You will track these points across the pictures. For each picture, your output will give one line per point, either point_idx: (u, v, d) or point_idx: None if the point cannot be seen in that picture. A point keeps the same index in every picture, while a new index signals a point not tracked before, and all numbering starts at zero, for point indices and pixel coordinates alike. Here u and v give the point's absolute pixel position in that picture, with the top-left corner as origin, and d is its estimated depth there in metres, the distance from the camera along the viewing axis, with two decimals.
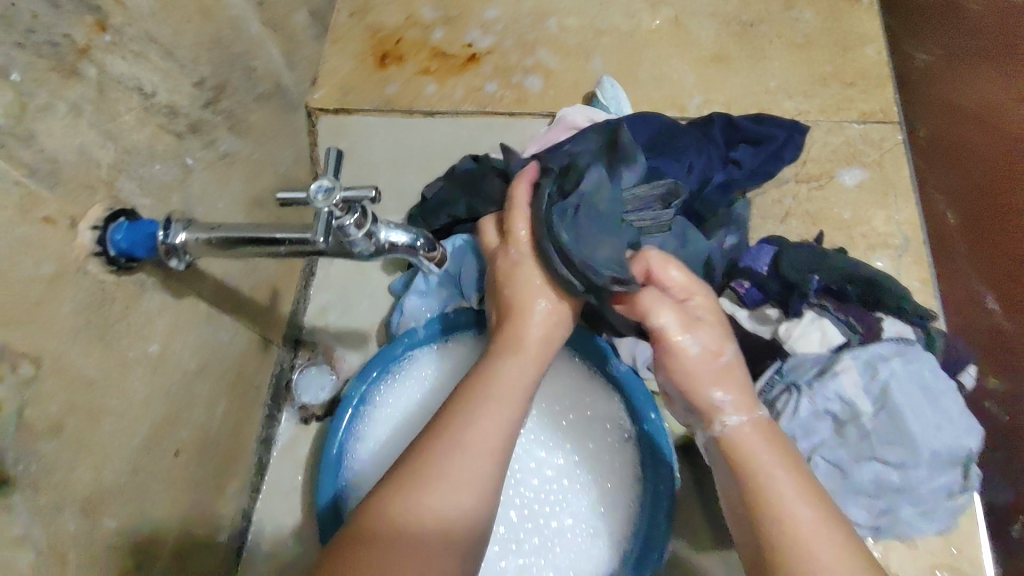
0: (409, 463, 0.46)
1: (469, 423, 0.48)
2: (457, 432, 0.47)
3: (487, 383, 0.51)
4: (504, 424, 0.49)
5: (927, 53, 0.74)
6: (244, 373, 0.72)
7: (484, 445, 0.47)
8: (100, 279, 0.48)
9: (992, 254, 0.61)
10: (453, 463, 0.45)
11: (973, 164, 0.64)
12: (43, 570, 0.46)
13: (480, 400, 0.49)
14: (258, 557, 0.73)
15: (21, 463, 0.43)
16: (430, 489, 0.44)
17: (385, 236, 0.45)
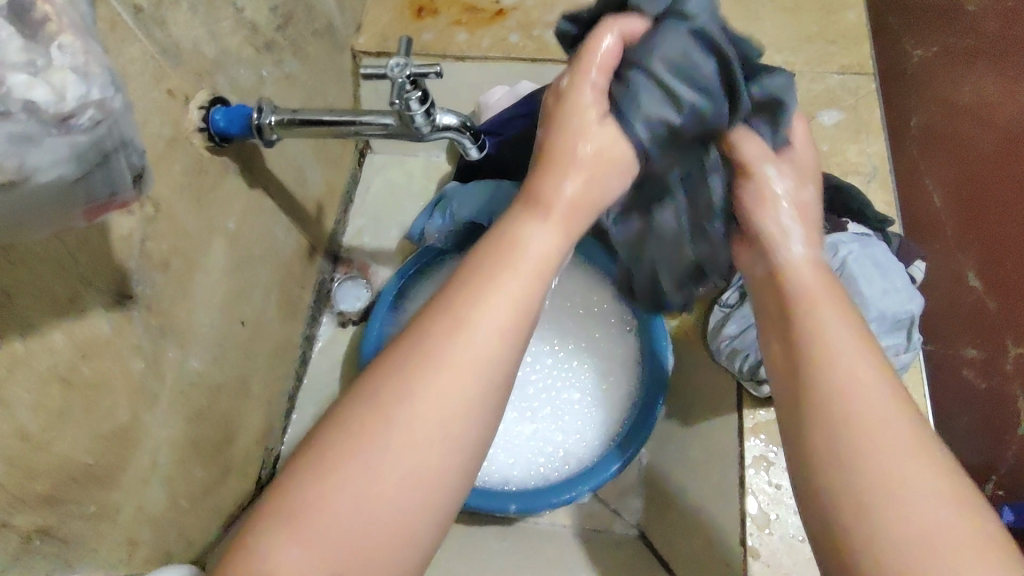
0: (408, 347, 0.40)
1: (476, 306, 0.41)
2: (462, 310, 0.41)
3: (502, 257, 0.44)
4: (510, 312, 0.42)
5: (920, 53, 1.03)
6: (296, 272, 0.82)
7: (495, 324, 0.41)
8: (200, 150, 0.59)
9: (977, 224, 0.91)
10: (443, 394, 0.39)
11: (972, 152, 0.95)
12: (149, 379, 0.56)
13: (491, 277, 0.43)
14: (302, 433, 0.84)
15: (141, 284, 0.53)
16: (428, 403, 0.38)
17: (439, 117, 0.57)
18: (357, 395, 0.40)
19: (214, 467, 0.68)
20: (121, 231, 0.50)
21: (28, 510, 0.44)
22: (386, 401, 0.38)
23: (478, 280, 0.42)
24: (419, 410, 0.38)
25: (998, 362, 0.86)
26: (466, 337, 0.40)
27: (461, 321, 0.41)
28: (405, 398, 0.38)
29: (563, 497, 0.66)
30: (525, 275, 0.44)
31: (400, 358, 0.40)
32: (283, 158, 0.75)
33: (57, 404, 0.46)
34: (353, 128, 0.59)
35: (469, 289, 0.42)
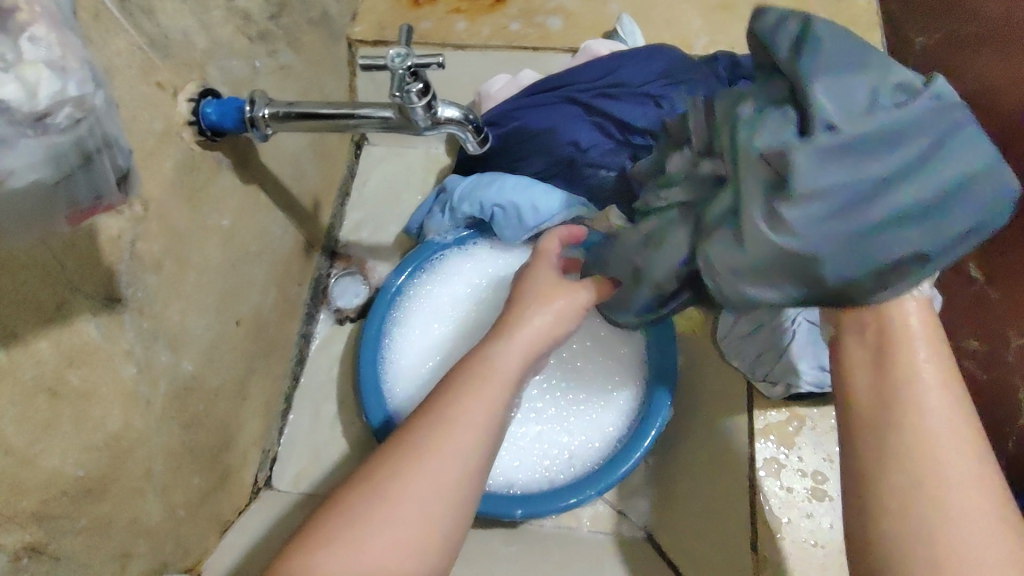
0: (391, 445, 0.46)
1: (459, 407, 0.47)
2: (444, 411, 0.47)
3: (477, 370, 0.50)
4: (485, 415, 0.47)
5: (925, 38, 1.01)
6: (293, 270, 0.80)
7: (473, 421, 0.47)
8: (191, 145, 0.57)
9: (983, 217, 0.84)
10: (421, 482, 0.43)
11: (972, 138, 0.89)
12: (142, 386, 0.54)
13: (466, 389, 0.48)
14: (299, 434, 0.82)
15: (131, 287, 0.51)
16: (411, 487, 0.43)
17: (440, 111, 0.54)
18: (350, 482, 0.44)
19: (211, 474, 0.66)
20: (109, 233, 0.48)
21: (16, 527, 0.42)
22: (375, 487, 0.43)
23: (458, 389, 0.48)
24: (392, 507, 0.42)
25: (999, 354, 0.80)
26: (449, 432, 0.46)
27: (439, 420, 0.46)
28: (382, 498, 0.42)
29: (570, 501, 0.64)
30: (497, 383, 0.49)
31: (379, 461, 0.45)
32: (278, 151, 0.73)
33: (45, 415, 0.44)
34: (351, 121, 0.56)
35: (449, 396, 0.48)
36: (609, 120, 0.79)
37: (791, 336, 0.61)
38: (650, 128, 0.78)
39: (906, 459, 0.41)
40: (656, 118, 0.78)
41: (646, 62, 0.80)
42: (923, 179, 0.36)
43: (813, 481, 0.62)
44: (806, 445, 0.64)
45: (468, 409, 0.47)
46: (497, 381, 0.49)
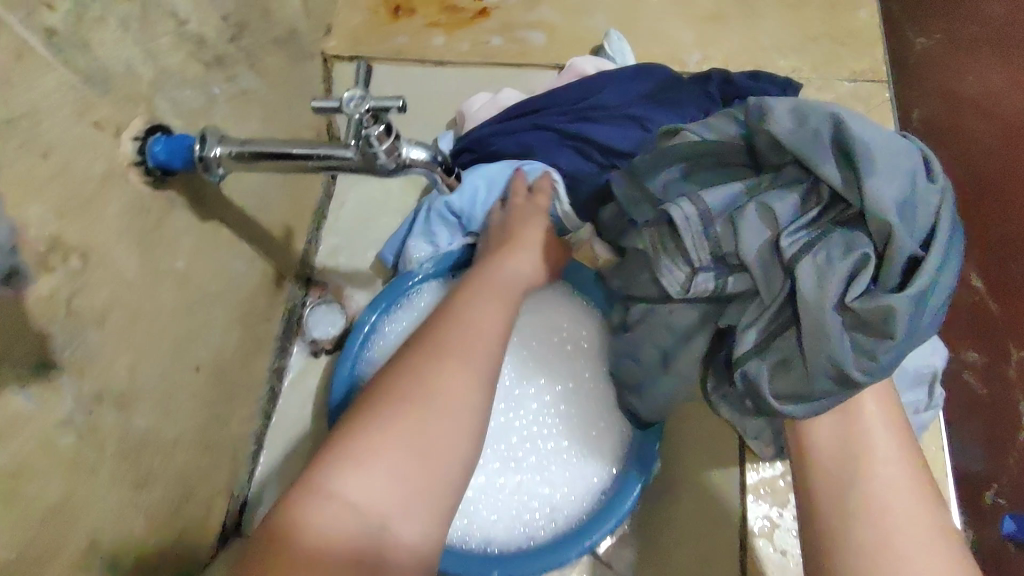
0: (412, 352, 0.48)
1: (466, 322, 0.50)
2: (461, 325, 0.50)
3: (478, 290, 0.54)
4: (498, 329, 0.51)
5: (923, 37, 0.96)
6: (261, 304, 0.75)
7: (488, 335, 0.50)
8: (138, 186, 0.52)
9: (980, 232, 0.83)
10: (451, 379, 0.46)
11: (973, 151, 0.86)
12: (85, 451, 0.50)
13: (475, 305, 0.52)
14: (272, 475, 0.78)
15: (68, 347, 0.47)
16: (443, 381, 0.46)
17: (407, 152, 0.50)
18: (375, 387, 0.47)
19: (170, 528, 0.62)
20: (40, 292, 0.44)
21: None
22: (408, 388, 0.45)
23: (463, 303, 0.52)
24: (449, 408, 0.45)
25: (999, 366, 0.78)
26: (466, 341, 0.49)
27: (455, 330, 0.49)
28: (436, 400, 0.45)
29: (551, 561, 0.60)
30: (502, 304, 0.54)
31: (408, 362, 0.47)
32: (242, 182, 0.68)
33: None
34: (311, 161, 0.51)
35: (459, 307, 0.52)
36: (591, 145, 0.75)
37: None
38: (634, 151, 0.74)
39: (863, 499, 0.44)
40: (639, 141, 0.74)
41: (629, 82, 0.77)
42: (948, 275, 0.44)
43: None
44: None
45: (478, 318, 0.51)
46: (502, 298, 0.54)
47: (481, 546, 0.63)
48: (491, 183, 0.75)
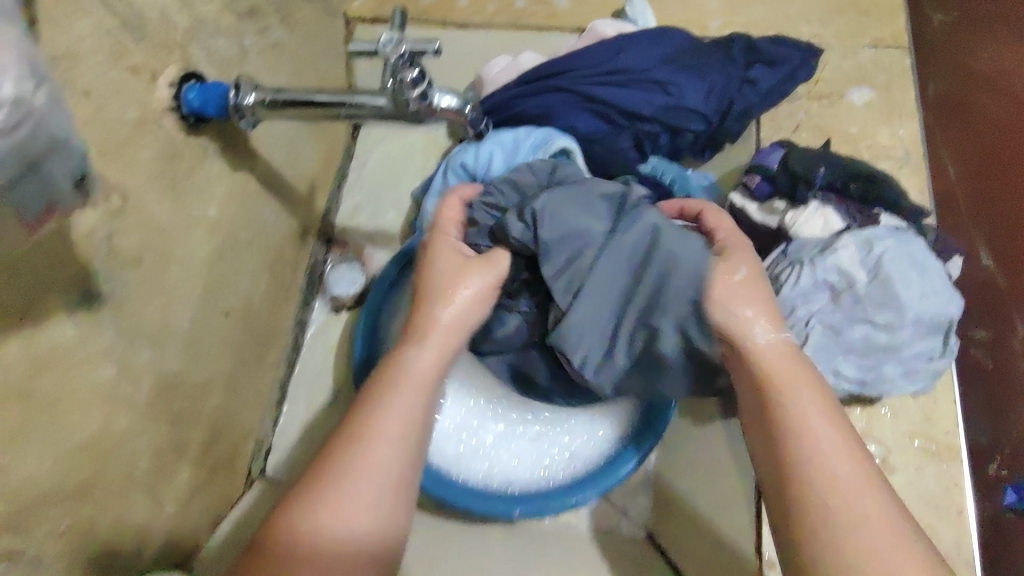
0: (312, 470, 0.46)
1: (372, 424, 0.47)
2: (363, 429, 0.46)
3: (391, 380, 0.50)
4: (403, 425, 0.47)
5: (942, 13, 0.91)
6: (286, 257, 0.77)
7: (389, 436, 0.47)
8: (173, 132, 0.53)
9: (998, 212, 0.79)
10: (348, 504, 0.44)
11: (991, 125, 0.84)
12: (123, 386, 0.51)
13: (376, 405, 0.48)
14: (295, 426, 0.80)
15: (109, 283, 0.48)
16: (339, 507, 0.44)
17: (436, 101, 0.51)
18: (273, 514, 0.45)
19: (200, 469, 0.64)
20: (82, 228, 0.45)
21: None
22: (297, 521, 0.43)
23: (374, 401, 0.48)
24: (392, 433, 0.47)
25: (1006, 341, 0.76)
26: (366, 448, 0.46)
27: (354, 443, 0.46)
28: (382, 429, 0.47)
29: (565, 503, 0.64)
30: (413, 392, 0.49)
31: (305, 483, 0.45)
32: (270, 135, 0.69)
33: (16, 424, 0.41)
34: (342, 109, 0.53)
35: (366, 409, 0.48)
36: (612, 108, 0.77)
37: (805, 340, 0.55)
38: (658, 116, 0.76)
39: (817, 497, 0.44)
40: (663, 107, 0.76)
41: (650, 46, 0.77)
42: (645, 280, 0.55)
43: None
44: None
45: (379, 422, 0.47)
46: (414, 386, 0.50)
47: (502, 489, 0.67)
48: (506, 150, 0.74)
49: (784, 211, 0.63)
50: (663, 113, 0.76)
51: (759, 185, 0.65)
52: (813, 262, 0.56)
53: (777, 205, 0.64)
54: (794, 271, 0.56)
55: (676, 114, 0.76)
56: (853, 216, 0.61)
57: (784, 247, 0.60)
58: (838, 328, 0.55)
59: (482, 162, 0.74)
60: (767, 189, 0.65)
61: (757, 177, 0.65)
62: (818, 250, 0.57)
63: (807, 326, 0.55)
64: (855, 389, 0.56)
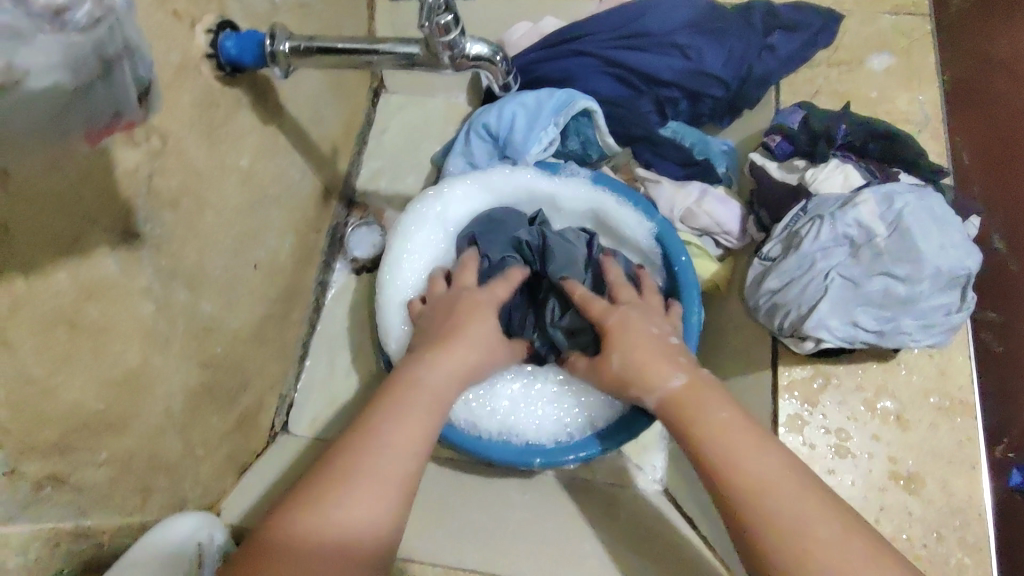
0: (315, 475, 0.42)
1: (386, 430, 0.44)
2: (379, 433, 0.44)
3: (405, 394, 0.47)
4: (421, 438, 0.45)
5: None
6: (310, 216, 0.79)
7: (407, 445, 0.44)
8: (209, 79, 0.55)
9: (1006, 199, 0.80)
10: (356, 508, 0.40)
11: (997, 113, 0.84)
12: (160, 325, 0.53)
13: (389, 415, 0.45)
14: (317, 383, 0.82)
15: (149, 223, 0.50)
16: (345, 508, 0.40)
17: (467, 48, 0.52)
18: (269, 521, 0.40)
19: (228, 416, 0.66)
20: (126, 165, 0.47)
21: (38, 457, 0.42)
22: (296, 524, 0.39)
23: (383, 412, 0.46)
24: (406, 445, 0.44)
25: (1015, 325, 0.75)
26: (381, 453, 0.43)
27: (365, 446, 0.43)
28: (395, 440, 0.44)
29: (565, 458, 0.66)
30: (430, 411, 0.47)
31: (307, 485, 0.42)
32: (297, 94, 0.71)
33: (64, 346, 0.43)
34: (365, 57, 0.54)
35: (376, 418, 0.45)
36: (632, 73, 0.78)
37: (825, 292, 0.56)
38: (677, 81, 0.77)
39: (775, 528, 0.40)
40: (683, 71, 0.77)
41: (673, 10, 0.78)
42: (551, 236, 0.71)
43: (836, 440, 0.61)
44: (830, 404, 0.62)
45: (398, 428, 0.45)
46: (428, 400, 0.48)
47: (502, 440, 0.68)
48: (528, 111, 0.75)
49: (805, 169, 0.64)
50: (684, 77, 0.77)
51: (780, 144, 0.66)
52: (832, 217, 0.57)
53: (796, 163, 0.65)
54: (814, 226, 0.58)
55: (697, 79, 0.77)
56: (872, 173, 0.62)
57: (804, 203, 0.61)
58: (858, 281, 0.56)
59: (504, 124, 0.76)
60: (787, 148, 0.66)
61: (778, 137, 0.67)
62: (837, 206, 0.58)
63: (827, 278, 0.56)
64: (873, 343, 0.56)
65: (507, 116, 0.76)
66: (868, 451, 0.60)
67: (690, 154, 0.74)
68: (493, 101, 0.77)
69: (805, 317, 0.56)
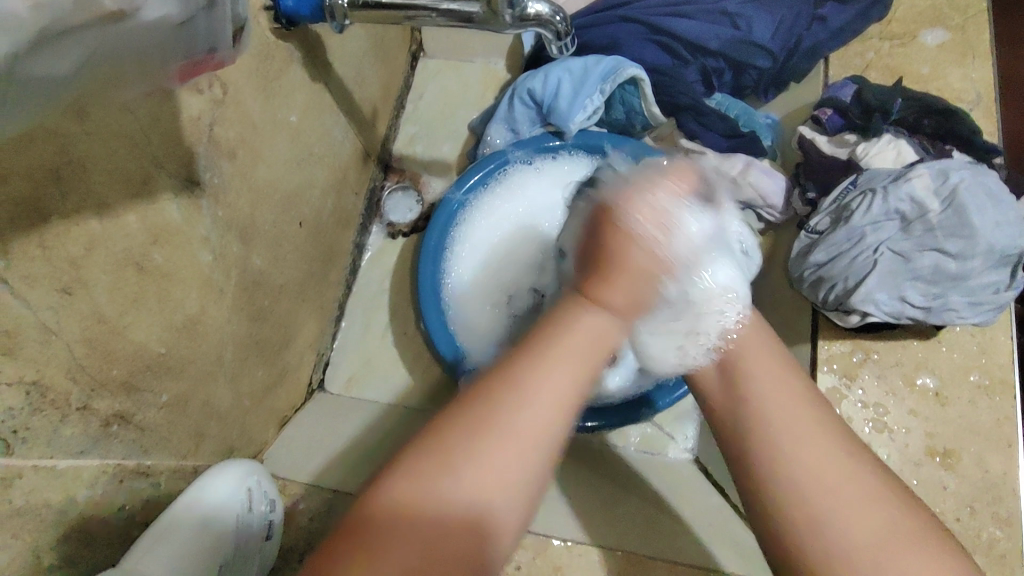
0: (455, 436, 0.36)
1: (522, 405, 0.37)
2: (526, 372, 0.38)
3: (560, 336, 0.39)
4: (542, 431, 0.37)
5: None
6: (351, 177, 0.79)
7: (540, 419, 0.37)
8: (265, 32, 0.54)
9: None
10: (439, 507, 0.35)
11: None
12: (216, 273, 0.54)
13: (563, 329, 0.39)
14: (353, 342, 0.83)
15: (210, 171, 0.51)
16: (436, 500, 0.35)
17: (528, 7, 0.52)
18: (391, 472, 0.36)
19: (273, 368, 0.67)
20: (191, 112, 0.47)
21: (107, 394, 0.44)
22: (383, 516, 0.35)
23: (543, 345, 0.39)
24: (546, 409, 0.37)
25: None
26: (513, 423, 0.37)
27: (501, 409, 0.37)
28: (540, 383, 0.38)
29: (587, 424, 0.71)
30: (565, 386, 0.38)
31: (441, 429, 0.37)
32: (344, 54, 0.71)
33: (132, 289, 0.44)
34: (404, 12, 0.54)
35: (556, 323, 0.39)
36: (678, 41, 0.77)
37: (873, 266, 0.56)
38: (723, 50, 0.76)
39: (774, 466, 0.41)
40: (730, 40, 0.76)
41: None
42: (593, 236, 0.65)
43: (873, 415, 0.61)
44: (869, 378, 0.62)
45: (542, 382, 0.38)
46: (569, 369, 0.38)
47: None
48: (574, 78, 0.75)
49: (855, 144, 0.64)
50: (729, 46, 0.76)
51: (831, 118, 0.66)
52: (885, 190, 0.57)
53: (846, 137, 0.65)
54: (865, 199, 0.58)
55: (743, 48, 0.76)
56: (924, 149, 0.61)
57: (853, 178, 0.61)
58: (907, 255, 0.56)
59: (549, 90, 0.76)
60: (838, 122, 0.66)
61: (829, 110, 0.66)
62: (890, 180, 0.58)
63: (877, 252, 0.56)
64: (916, 317, 0.56)
65: (555, 84, 0.75)
66: (905, 425, 0.60)
67: (735, 126, 0.74)
68: (537, 67, 0.77)
69: (851, 290, 0.57)
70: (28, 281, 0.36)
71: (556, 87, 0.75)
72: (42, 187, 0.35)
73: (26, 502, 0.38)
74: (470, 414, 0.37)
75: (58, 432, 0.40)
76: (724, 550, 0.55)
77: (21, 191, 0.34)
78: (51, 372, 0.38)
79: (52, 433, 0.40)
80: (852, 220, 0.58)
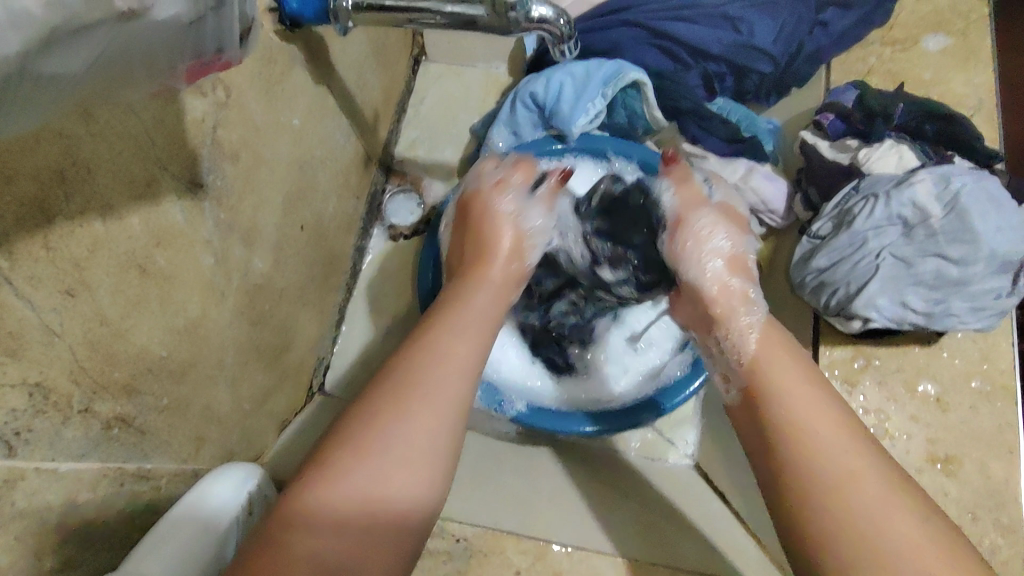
0: (351, 428, 0.42)
1: (418, 391, 0.44)
2: (425, 359, 0.46)
3: (447, 322, 0.49)
4: (445, 412, 0.44)
5: None
6: (352, 181, 0.79)
7: (444, 388, 0.45)
8: (269, 34, 0.54)
9: None
10: (367, 478, 0.40)
11: None
12: (217, 276, 0.54)
13: (446, 329, 0.49)
14: (353, 346, 0.83)
15: (213, 174, 0.51)
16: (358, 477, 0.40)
17: (531, 10, 0.52)
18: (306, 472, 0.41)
19: (275, 371, 0.68)
20: (194, 114, 0.47)
21: (109, 398, 0.44)
22: (305, 492, 0.39)
23: (433, 336, 0.48)
24: (443, 388, 0.45)
25: None
26: (416, 393, 0.44)
27: (401, 394, 0.43)
28: (437, 366, 0.45)
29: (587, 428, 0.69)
30: (447, 377, 0.45)
31: (342, 425, 0.43)
32: (346, 58, 0.71)
33: (135, 292, 0.44)
34: (406, 15, 0.54)
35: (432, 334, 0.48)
36: (680, 46, 0.78)
37: (875, 270, 0.56)
38: (725, 55, 0.77)
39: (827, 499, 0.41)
40: (732, 45, 0.76)
41: None
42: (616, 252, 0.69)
43: (874, 421, 0.61)
44: (870, 384, 0.62)
45: (434, 368, 0.45)
46: (447, 363, 0.46)
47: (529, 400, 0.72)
48: (576, 82, 0.75)
49: (857, 148, 0.64)
50: (732, 51, 0.76)
51: (833, 123, 0.66)
52: (888, 195, 0.57)
53: (848, 142, 0.65)
54: (868, 203, 0.58)
55: (745, 53, 0.76)
56: (927, 154, 0.62)
57: (855, 183, 0.61)
58: (909, 260, 0.56)
59: (552, 94, 0.76)
60: (840, 126, 0.66)
61: (830, 116, 0.66)
62: (891, 185, 0.58)
63: (879, 256, 0.56)
64: (917, 322, 0.56)
65: (558, 87, 0.76)
66: (907, 432, 0.60)
67: (737, 131, 0.74)
68: (539, 71, 0.78)
69: (853, 295, 0.57)
70: (32, 282, 0.36)
71: (558, 90, 0.75)
72: (49, 188, 0.35)
73: (29, 505, 0.38)
74: (364, 417, 0.42)
75: (60, 435, 0.40)
76: (721, 558, 0.56)
77: (28, 192, 0.33)
78: (54, 374, 0.38)
79: (54, 435, 0.40)
80: (854, 225, 0.58)
